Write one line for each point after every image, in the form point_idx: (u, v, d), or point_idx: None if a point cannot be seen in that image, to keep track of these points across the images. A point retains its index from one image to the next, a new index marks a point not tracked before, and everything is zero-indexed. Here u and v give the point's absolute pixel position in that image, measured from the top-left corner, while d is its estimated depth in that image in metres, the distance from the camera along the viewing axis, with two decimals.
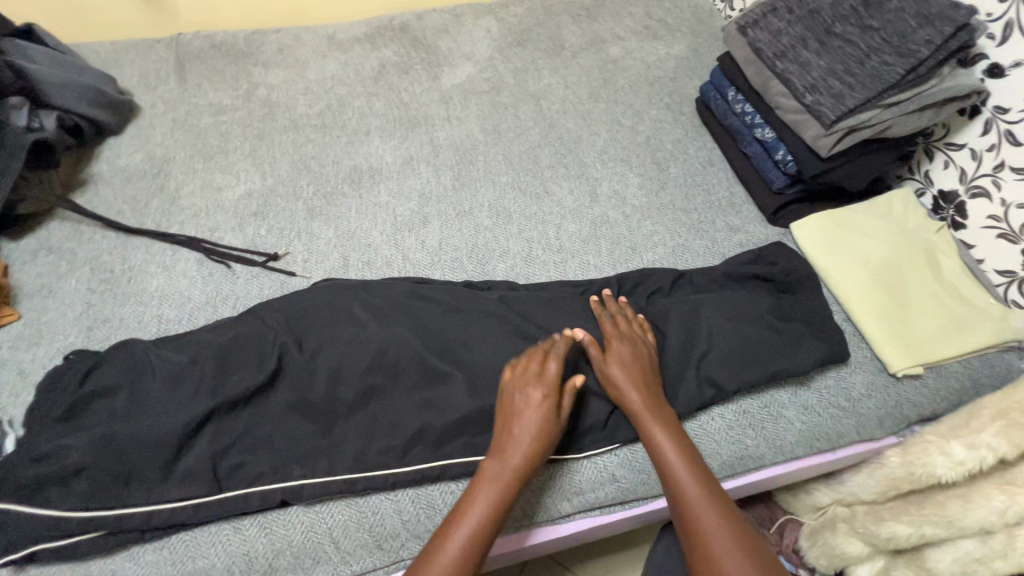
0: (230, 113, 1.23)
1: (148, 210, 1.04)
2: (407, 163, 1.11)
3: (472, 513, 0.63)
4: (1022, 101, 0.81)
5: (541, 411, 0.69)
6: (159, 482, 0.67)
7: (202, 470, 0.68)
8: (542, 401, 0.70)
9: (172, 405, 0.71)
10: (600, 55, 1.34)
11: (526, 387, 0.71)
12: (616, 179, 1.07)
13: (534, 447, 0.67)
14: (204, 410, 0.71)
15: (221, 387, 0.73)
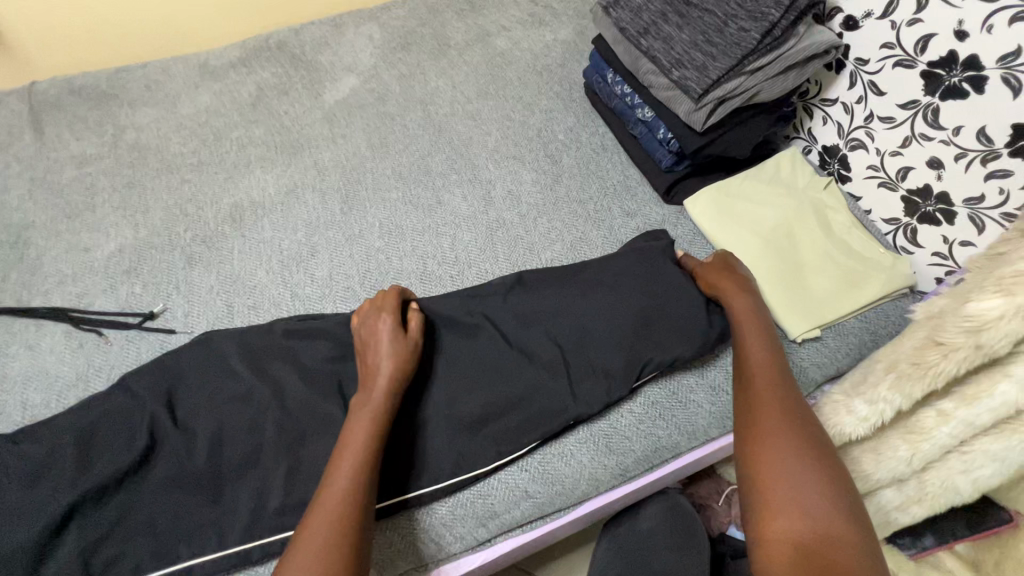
0: (95, 162, 1.14)
1: (6, 284, 0.95)
2: (291, 191, 1.05)
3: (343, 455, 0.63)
4: (878, 50, 0.82)
5: (378, 334, 0.73)
6: None
7: (73, 571, 0.63)
8: (377, 326, 0.73)
9: (35, 504, 0.66)
10: (487, 49, 1.30)
11: (367, 321, 0.75)
12: (509, 178, 1.03)
13: (379, 372, 0.69)
14: (66, 505, 0.65)
15: (85, 475, 0.68)
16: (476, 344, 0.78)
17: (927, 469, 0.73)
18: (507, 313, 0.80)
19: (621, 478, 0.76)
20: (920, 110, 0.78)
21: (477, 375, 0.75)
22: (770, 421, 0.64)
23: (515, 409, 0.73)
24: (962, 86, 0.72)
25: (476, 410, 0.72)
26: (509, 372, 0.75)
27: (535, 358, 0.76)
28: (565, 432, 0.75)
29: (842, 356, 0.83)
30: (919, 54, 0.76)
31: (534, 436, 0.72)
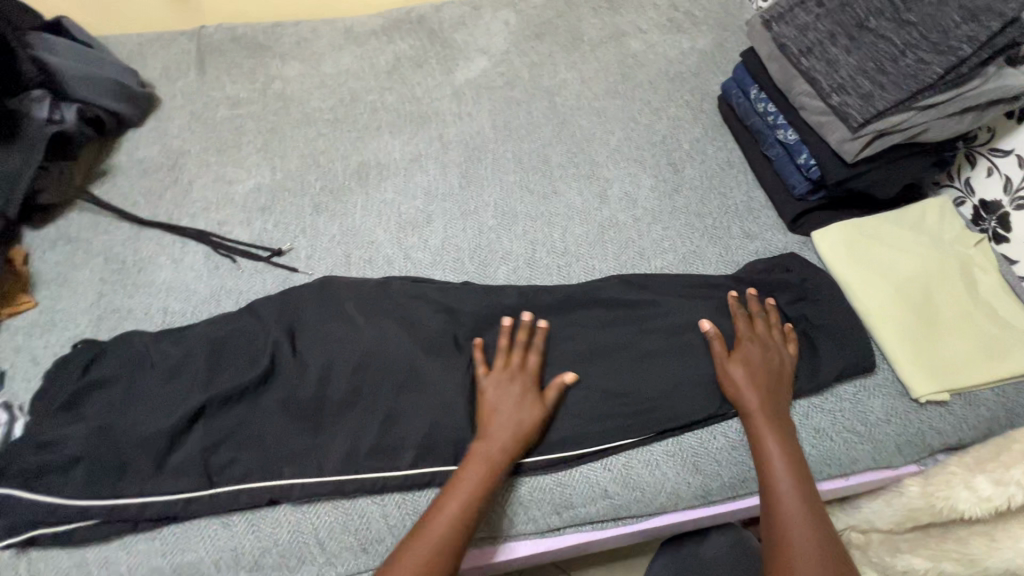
0: (246, 106, 1.24)
1: (162, 202, 1.06)
2: (415, 159, 1.09)
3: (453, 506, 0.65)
4: None
5: (517, 399, 0.72)
6: (152, 475, 0.69)
7: (193, 465, 0.70)
8: (518, 391, 0.73)
9: (170, 401, 0.73)
10: (620, 49, 1.29)
11: (502, 379, 0.74)
12: (628, 180, 1.02)
13: (511, 435, 0.70)
14: (196, 405, 0.72)
15: (213, 381, 0.75)
16: (578, 338, 0.80)
17: None
18: (610, 315, 0.82)
19: (702, 499, 0.74)
20: None
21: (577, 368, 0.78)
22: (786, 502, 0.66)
23: (616, 410, 0.74)
24: None
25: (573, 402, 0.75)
26: (606, 371, 0.77)
27: (629, 363, 0.78)
28: (655, 441, 0.74)
29: (967, 428, 0.76)
30: None
31: (625, 437, 0.73)
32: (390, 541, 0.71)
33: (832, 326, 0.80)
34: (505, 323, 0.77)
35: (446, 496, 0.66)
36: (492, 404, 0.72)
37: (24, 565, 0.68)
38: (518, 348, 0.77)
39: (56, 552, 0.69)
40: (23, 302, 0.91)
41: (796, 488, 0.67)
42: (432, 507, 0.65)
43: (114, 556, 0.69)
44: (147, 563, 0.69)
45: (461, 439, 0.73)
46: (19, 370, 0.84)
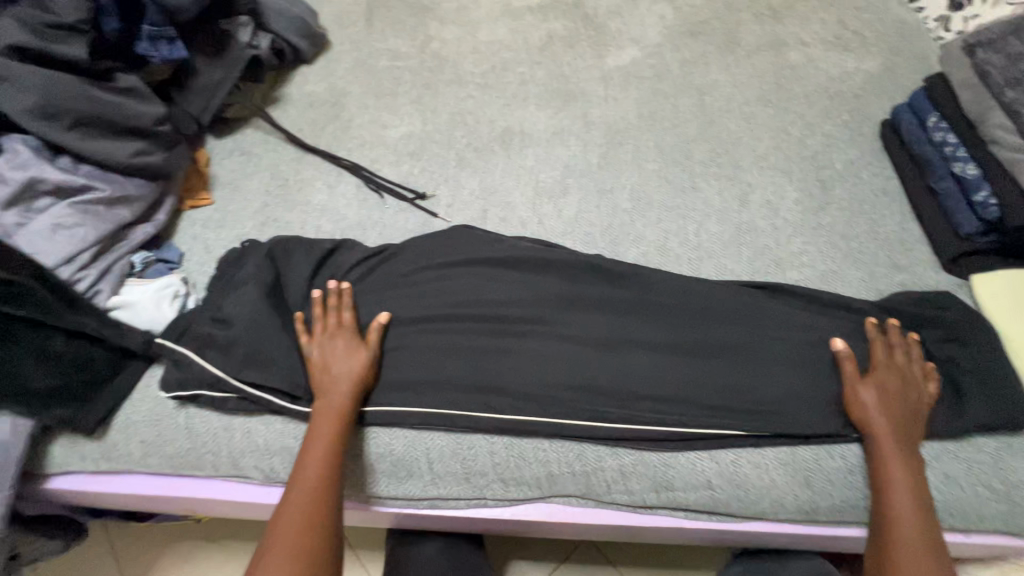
0: (405, 60, 1.32)
1: (324, 133, 1.16)
2: (558, 133, 1.13)
3: (312, 458, 0.69)
4: None
5: (345, 354, 0.76)
6: (299, 365, 0.78)
7: None
8: (342, 348, 0.77)
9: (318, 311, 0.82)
10: (779, 58, 1.25)
11: (326, 341, 0.78)
12: (772, 189, 1.00)
13: (348, 387, 0.74)
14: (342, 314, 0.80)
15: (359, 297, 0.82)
16: (698, 328, 0.80)
17: None
18: (737, 313, 0.82)
19: (804, 516, 0.73)
20: None
21: (691, 357, 0.78)
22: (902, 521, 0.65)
23: (728, 406, 0.74)
24: None
25: (685, 389, 0.76)
26: (724, 366, 0.77)
27: (750, 365, 0.77)
28: (765, 445, 0.73)
29: None
30: None
31: (734, 433, 0.73)
32: (491, 477, 0.75)
33: (980, 374, 0.75)
34: (316, 295, 0.81)
35: (307, 447, 0.70)
36: (323, 366, 0.76)
37: (184, 417, 0.79)
38: (333, 312, 0.80)
39: (207, 413, 0.79)
40: (202, 198, 1.03)
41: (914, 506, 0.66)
42: (298, 460, 0.70)
43: (255, 428, 0.78)
44: (280, 441, 0.77)
45: (573, 399, 0.76)
46: (195, 255, 0.96)
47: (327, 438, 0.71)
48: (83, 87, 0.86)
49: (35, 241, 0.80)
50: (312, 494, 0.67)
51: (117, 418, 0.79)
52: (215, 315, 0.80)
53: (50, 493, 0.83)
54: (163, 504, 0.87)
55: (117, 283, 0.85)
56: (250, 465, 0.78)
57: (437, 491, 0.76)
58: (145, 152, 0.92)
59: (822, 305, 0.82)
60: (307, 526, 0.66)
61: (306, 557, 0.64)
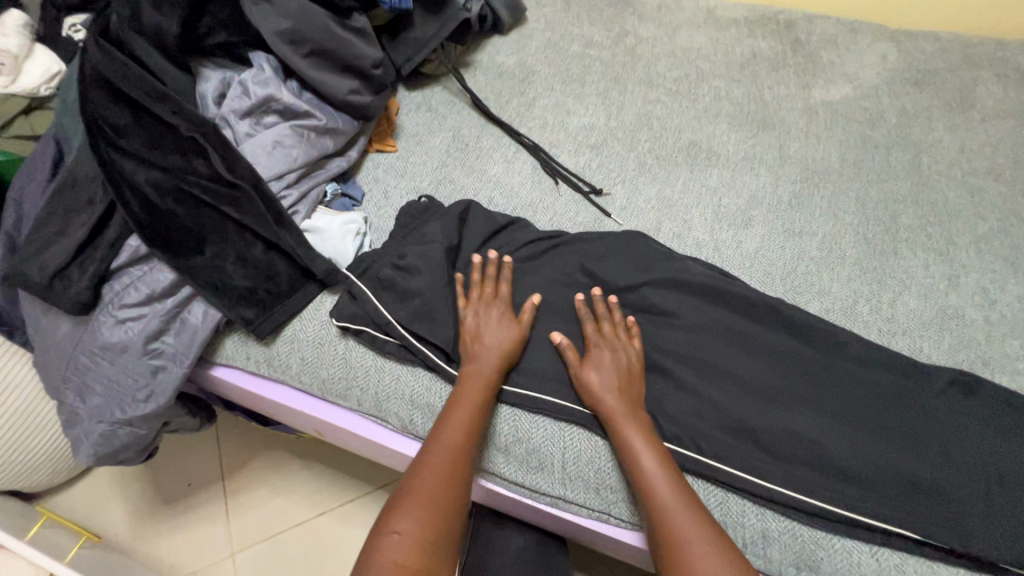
0: (597, 49, 1.29)
1: (508, 106, 1.17)
2: (748, 159, 1.06)
3: (452, 425, 0.70)
4: None
5: (501, 326, 0.78)
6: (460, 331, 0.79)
7: None
8: (496, 317, 0.79)
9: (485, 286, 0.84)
10: (1021, 130, 1.09)
11: (479, 308, 0.80)
12: (991, 277, 0.88)
13: (496, 356, 0.75)
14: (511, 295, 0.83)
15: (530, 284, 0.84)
16: (882, 408, 0.73)
17: None
18: (932, 405, 0.73)
19: None
20: None
21: (870, 437, 0.71)
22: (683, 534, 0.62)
23: (906, 503, 0.67)
24: None
25: (858, 469, 0.69)
26: (909, 459, 0.69)
27: (942, 467, 0.68)
28: (939, 559, 0.65)
29: None
30: None
31: (908, 535, 0.65)
32: (622, 495, 0.73)
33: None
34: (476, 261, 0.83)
35: (449, 411, 0.72)
36: (475, 333, 0.77)
37: (343, 347, 0.83)
38: (490, 281, 0.83)
39: (364, 350, 0.83)
40: (388, 144, 1.08)
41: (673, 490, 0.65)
42: (437, 422, 0.72)
43: (405, 377, 0.81)
44: (426, 397, 0.79)
45: (727, 443, 0.72)
46: (374, 197, 1.01)
47: (471, 409, 0.71)
48: (322, 21, 0.91)
49: (257, 153, 0.87)
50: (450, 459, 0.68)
51: (287, 331, 0.85)
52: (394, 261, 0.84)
53: (211, 379, 0.91)
54: (298, 419, 0.93)
55: (311, 207, 0.90)
56: (391, 411, 0.81)
57: (563, 491, 0.75)
58: (357, 93, 0.97)
59: None
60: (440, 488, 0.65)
61: (436, 521, 0.63)
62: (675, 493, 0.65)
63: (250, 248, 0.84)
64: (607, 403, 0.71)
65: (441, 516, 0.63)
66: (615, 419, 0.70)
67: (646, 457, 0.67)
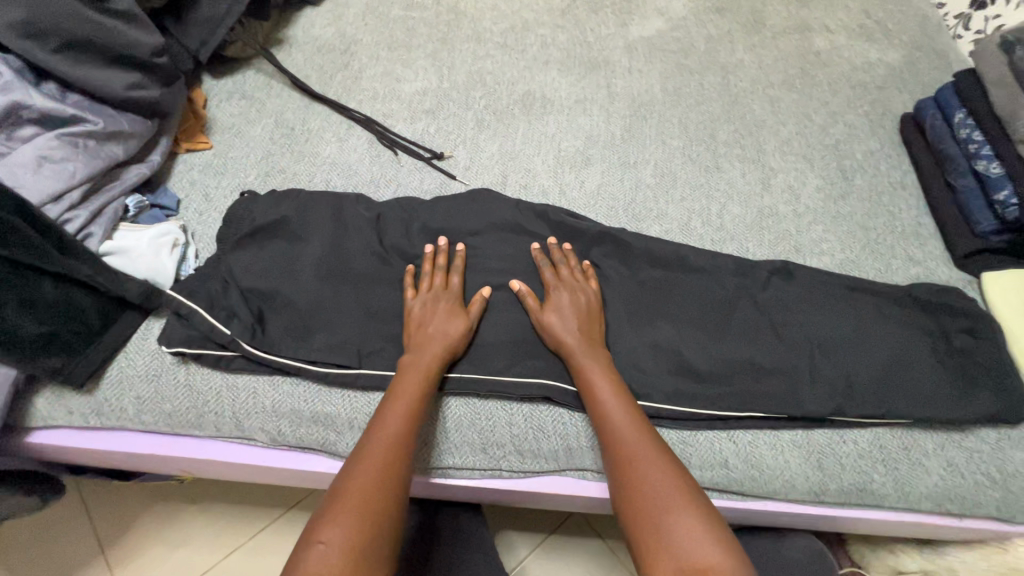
0: (419, 10, 1.24)
1: (332, 82, 1.09)
2: (580, 101, 1.08)
3: (392, 409, 0.67)
4: None
5: (445, 317, 0.75)
6: (319, 329, 0.76)
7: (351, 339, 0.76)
8: (445, 309, 0.75)
9: (333, 276, 0.79)
10: (804, 43, 1.22)
11: (428, 299, 0.76)
12: (794, 175, 1.00)
13: (441, 346, 0.72)
14: (365, 280, 0.80)
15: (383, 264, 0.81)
16: (719, 307, 0.80)
17: None
18: (760, 298, 0.82)
19: (813, 497, 0.74)
20: None
21: (714, 337, 0.78)
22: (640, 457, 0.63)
23: (751, 385, 0.75)
24: None
25: (709, 367, 0.76)
26: (744, 349, 0.77)
27: (773, 347, 0.77)
28: (779, 427, 0.75)
29: None
30: None
31: (754, 414, 0.74)
32: (508, 448, 0.75)
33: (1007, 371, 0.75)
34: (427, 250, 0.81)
35: (388, 401, 0.68)
36: (418, 326, 0.74)
37: (184, 373, 0.75)
38: (440, 270, 0.79)
39: (208, 372, 0.75)
40: (200, 141, 0.96)
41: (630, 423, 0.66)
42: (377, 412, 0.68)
43: (263, 390, 0.75)
44: (290, 404, 0.74)
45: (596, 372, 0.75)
46: (191, 204, 0.90)
47: (408, 396, 0.68)
48: (70, 5, 0.77)
49: (17, 173, 0.72)
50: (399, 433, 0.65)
51: (111, 372, 0.75)
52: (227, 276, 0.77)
53: (31, 447, 0.77)
54: (155, 464, 0.82)
55: (110, 226, 0.79)
56: (255, 427, 0.74)
57: (451, 460, 0.75)
58: (140, 87, 0.85)
59: (843, 290, 0.83)
60: (393, 464, 0.63)
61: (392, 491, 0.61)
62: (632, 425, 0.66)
63: (35, 289, 0.69)
64: (568, 342, 0.73)
65: (392, 484, 0.62)
66: (579, 361, 0.72)
67: (608, 395, 0.69)
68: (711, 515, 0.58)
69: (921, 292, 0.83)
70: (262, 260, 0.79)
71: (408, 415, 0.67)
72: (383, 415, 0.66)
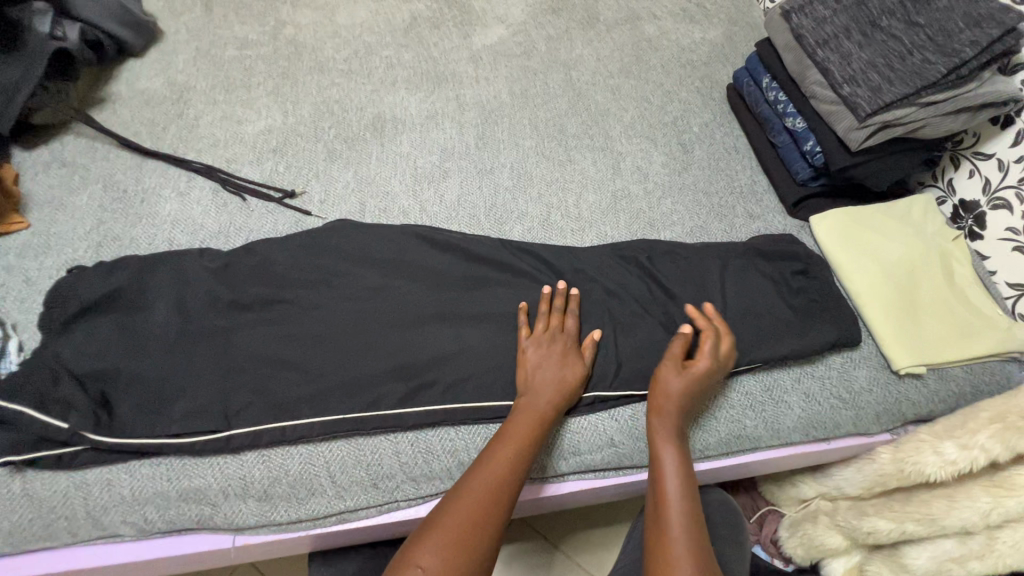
0: (255, 48, 1.20)
1: (165, 134, 1.03)
2: (431, 117, 1.09)
3: (497, 459, 0.65)
4: (1010, 152, 0.87)
5: (561, 362, 0.74)
6: (170, 402, 0.70)
7: (212, 407, 0.70)
8: (560, 352, 0.75)
9: (182, 341, 0.74)
10: (635, 32, 1.30)
11: (546, 340, 0.76)
12: (640, 155, 1.06)
13: (552, 394, 0.72)
14: (219, 338, 0.75)
15: (238, 318, 0.77)
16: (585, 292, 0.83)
17: (992, 514, 0.79)
18: (622, 279, 0.86)
19: (698, 454, 0.79)
20: (985, 208, 0.92)
21: (584, 322, 0.81)
22: (678, 532, 0.62)
23: (628, 359, 0.78)
24: (987, 216, 0.92)
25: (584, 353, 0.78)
26: (614, 331, 0.80)
27: (641, 320, 0.82)
28: None
29: (938, 401, 0.84)
30: (987, 189, 0.92)
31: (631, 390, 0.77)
32: (400, 478, 0.73)
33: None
34: (547, 291, 0.80)
35: (494, 450, 0.66)
36: (535, 364, 0.74)
37: (20, 483, 0.67)
38: (558, 312, 0.79)
39: (50, 475, 0.67)
40: (15, 221, 0.87)
41: (684, 490, 0.66)
42: (478, 459, 0.66)
43: (118, 479, 0.68)
44: (152, 487, 0.68)
45: (476, 383, 0.75)
46: (11, 291, 0.81)
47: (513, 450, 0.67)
48: None
49: None
50: (502, 480, 0.64)
51: None
52: (54, 364, 0.70)
53: None
54: None
55: None
56: (117, 522, 0.68)
57: (344, 504, 0.72)
58: None
59: (696, 256, 0.89)
60: (491, 509, 0.61)
61: (479, 535, 0.59)
62: (682, 492, 0.66)
63: None
64: (674, 393, 0.72)
65: (485, 539, 0.59)
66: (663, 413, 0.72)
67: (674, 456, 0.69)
68: (715, 569, 0.59)
69: (759, 245, 0.90)
70: (95, 339, 0.73)
71: (517, 467, 0.65)
72: (482, 468, 0.64)
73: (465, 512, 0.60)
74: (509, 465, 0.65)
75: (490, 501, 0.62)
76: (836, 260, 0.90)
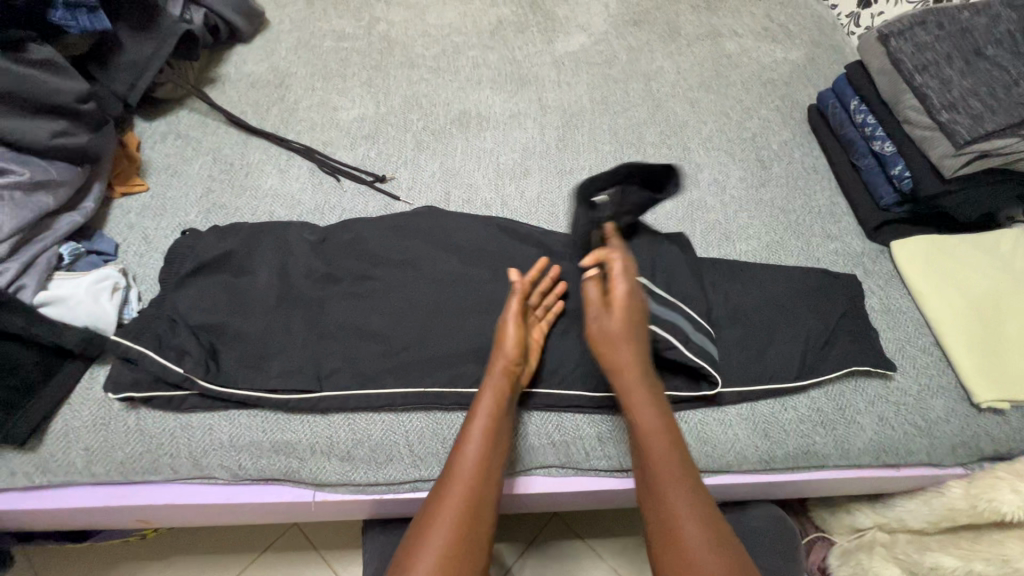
0: (351, 41, 1.27)
1: (268, 115, 1.10)
2: (514, 116, 1.13)
3: (471, 439, 0.69)
4: None
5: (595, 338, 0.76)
6: (270, 359, 0.76)
7: (308, 368, 0.75)
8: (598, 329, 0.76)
9: (283, 305, 0.80)
10: (716, 48, 1.32)
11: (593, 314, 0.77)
12: (718, 168, 1.07)
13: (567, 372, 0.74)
14: (316, 305, 0.80)
15: (332, 289, 0.82)
16: (664, 291, 0.83)
17: None
18: (698, 285, 0.87)
19: (765, 464, 0.79)
20: None
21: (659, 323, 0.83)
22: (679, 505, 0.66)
23: None
24: None
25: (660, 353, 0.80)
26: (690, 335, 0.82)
27: (717, 327, 0.83)
28: (726, 403, 0.80)
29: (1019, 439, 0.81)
30: None
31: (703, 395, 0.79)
32: None
33: (916, 334, 0.87)
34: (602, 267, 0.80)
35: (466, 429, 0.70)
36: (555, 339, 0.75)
37: (134, 419, 0.73)
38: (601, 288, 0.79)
39: (159, 414, 0.74)
40: (136, 184, 0.95)
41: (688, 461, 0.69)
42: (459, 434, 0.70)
43: (218, 425, 0.74)
44: (247, 436, 0.73)
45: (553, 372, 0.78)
46: (131, 246, 0.89)
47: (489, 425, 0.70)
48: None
49: None
50: (476, 465, 0.68)
51: (56, 425, 0.72)
52: (172, 314, 0.76)
53: None
54: (107, 518, 0.78)
55: (44, 276, 0.77)
56: (213, 464, 0.73)
57: (419, 473, 0.75)
58: (67, 134, 0.84)
59: (772, 270, 0.90)
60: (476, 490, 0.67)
61: (474, 517, 0.66)
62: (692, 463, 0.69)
63: None
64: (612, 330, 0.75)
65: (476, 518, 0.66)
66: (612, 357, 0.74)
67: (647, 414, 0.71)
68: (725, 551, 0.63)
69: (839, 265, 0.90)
70: (207, 295, 0.79)
71: (488, 446, 0.69)
72: (461, 447, 0.69)
73: (459, 493, 0.66)
74: (483, 444, 0.69)
75: (473, 481, 0.67)
76: (918, 287, 0.89)
